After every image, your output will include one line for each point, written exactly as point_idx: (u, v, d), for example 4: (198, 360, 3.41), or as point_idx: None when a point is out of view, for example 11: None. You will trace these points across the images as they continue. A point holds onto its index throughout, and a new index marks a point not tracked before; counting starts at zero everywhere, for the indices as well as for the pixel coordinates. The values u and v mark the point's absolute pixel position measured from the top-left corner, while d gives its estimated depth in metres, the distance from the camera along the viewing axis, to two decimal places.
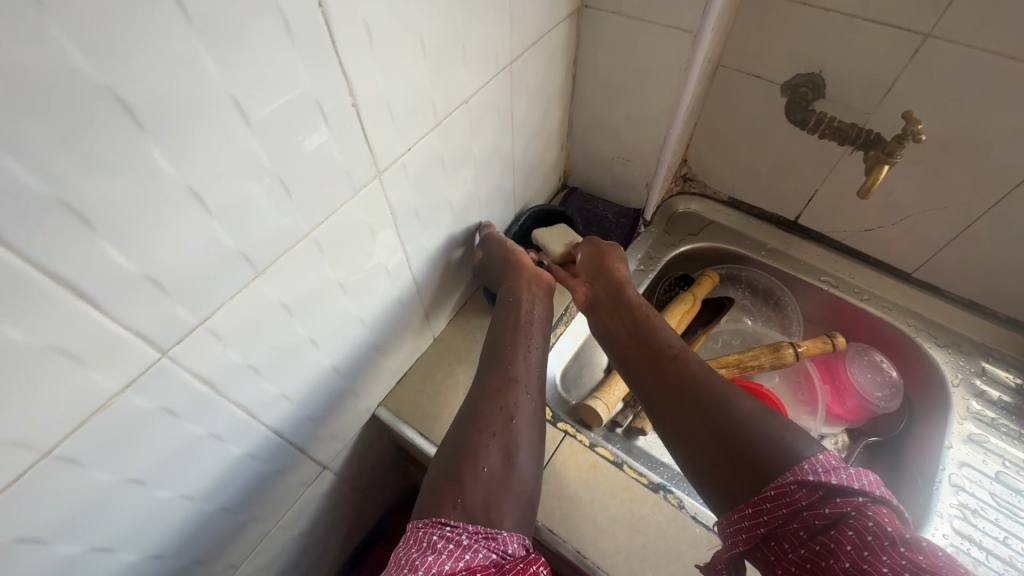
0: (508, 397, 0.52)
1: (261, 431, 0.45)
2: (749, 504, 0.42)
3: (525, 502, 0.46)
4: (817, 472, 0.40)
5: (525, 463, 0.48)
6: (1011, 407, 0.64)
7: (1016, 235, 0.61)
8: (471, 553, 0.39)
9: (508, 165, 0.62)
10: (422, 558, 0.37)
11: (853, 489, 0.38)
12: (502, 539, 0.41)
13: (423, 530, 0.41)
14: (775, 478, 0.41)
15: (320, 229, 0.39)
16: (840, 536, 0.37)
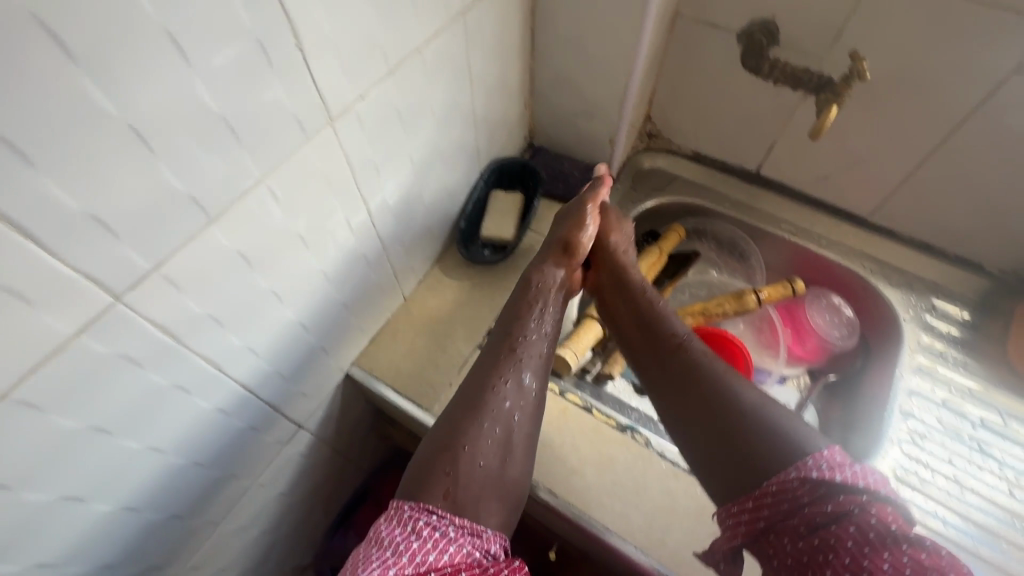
0: (516, 384, 0.53)
1: (230, 385, 0.46)
2: (751, 497, 0.44)
3: (516, 496, 0.50)
4: (822, 472, 0.42)
5: (518, 455, 0.51)
6: (958, 339, 0.68)
7: (961, 173, 0.63)
8: (455, 547, 0.42)
9: (470, 121, 0.62)
10: (408, 545, 0.41)
11: (858, 489, 0.41)
12: (486, 537, 0.45)
13: (410, 513, 0.43)
14: (778, 474, 0.43)
15: (275, 176, 0.39)
16: (841, 531, 0.40)
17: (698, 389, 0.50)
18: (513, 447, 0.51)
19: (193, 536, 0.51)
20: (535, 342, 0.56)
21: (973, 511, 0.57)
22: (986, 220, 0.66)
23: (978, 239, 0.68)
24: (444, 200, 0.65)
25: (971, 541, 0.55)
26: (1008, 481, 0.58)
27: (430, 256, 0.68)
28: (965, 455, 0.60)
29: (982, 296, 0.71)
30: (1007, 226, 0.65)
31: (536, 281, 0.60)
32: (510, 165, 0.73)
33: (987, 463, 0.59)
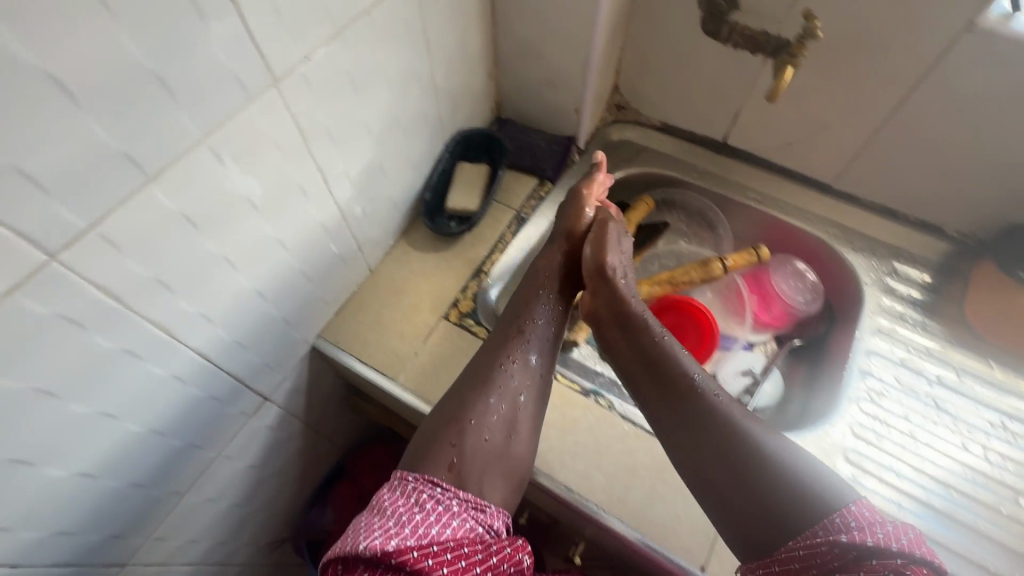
0: (521, 364, 0.55)
1: (186, 353, 0.45)
2: (776, 556, 0.43)
3: (520, 477, 0.52)
4: (851, 533, 0.40)
5: (522, 432, 0.53)
6: (918, 301, 0.70)
7: (919, 136, 0.64)
8: (458, 521, 0.45)
9: (430, 90, 0.62)
10: (412, 515, 0.44)
11: (892, 550, 0.39)
12: (490, 513, 0.48)
13: (414, 487, 0.46)
14: (806, 535, 0.42)
15: (216, 137, 0.38)
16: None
17: (699, 421, 0.49)
18: (519, 424, 0.53)
19: (157, 507, 0.51)
20: (540, 330, 0.58)
21: (927, 464, 0.58)
22: (945, 183, 0.67)
23: (938, 202, 0.69)
24: (407, 171, 0.65)
25: (925, 492, 0.56)
26: (963, 435, 0.60)
27: (395, 229, 0.68)
28: (920, 411, 0.61)
29: (942, 260, 0.72)
30: (965, 188, 0.66)
31: (543, 269, 0.63)
32: (476, 137, 0.73)
33: (942, 418, 0.61)
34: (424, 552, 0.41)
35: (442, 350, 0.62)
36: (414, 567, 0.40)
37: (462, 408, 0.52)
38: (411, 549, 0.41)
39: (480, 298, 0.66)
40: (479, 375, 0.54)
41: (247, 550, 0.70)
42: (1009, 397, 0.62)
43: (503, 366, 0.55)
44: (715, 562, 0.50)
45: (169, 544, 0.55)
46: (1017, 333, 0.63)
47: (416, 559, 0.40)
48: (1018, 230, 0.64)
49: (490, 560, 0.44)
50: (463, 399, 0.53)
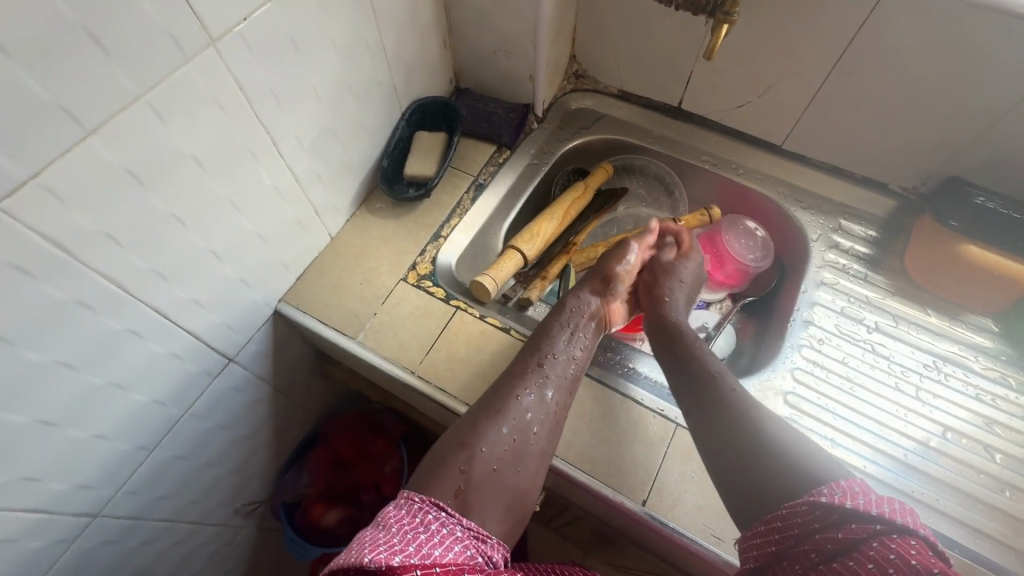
0: (537, 396, 0.54)
1: (143, 309, 0.47)
2: (764, 524, 0.44)
3: (519, 512, 0.50)
4: (832, 496, 0.40)
5: (526, 464, 0.50)
6: (863, 256, 0.72)
7: (858, 91, 0.66)
8: (460, 546, 0.40)
9: (380, 57, 0.63)
10: (415, 534, 0.39)
11: (871, 516, 0.38)
12: (490, 544, 0.43)
13: (419, 507, 0.42)
14: (791, 501, 0.43)
15: (154, 93, 0.40)
16: (856, 565, 0.36)
17: (739, 433, 0.49)
18: (528, 456, 0.51)
19: (125, 460, 0.53)
20: (557, 365, 0.56)
21: (863, 405, 0.61)
22: (887, 137, 0.69)
23: (881, 158, 0.72)
24: (363, 138, 0.66)
25: (862, 431, 0.59)
26: (897, 377, 0.63)
27: (354, 196, 0.70)
28: (858, 355, 0.64)
29: (890, 216, 0.74)
30: (904, 141, 0.68)
31: (572, 304, 0.62)
32: (433, 105, 0.75)
33: (878, 362, 0.64)
34: (428, 570, 0.35)
35: (401, 310, 0.64)
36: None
37: (474, 433, 0.50)
38: (414, 566, 0.35)
39: (438, 262, 0.68)
40: (495, 402, 0.52)
41: (223, 511, 0.73)
42: (942, 341, 0.66)
43: (521, 396, 0.53)
44: (656, 496, 0.54)
45: (140, 499, 0.57)
46: (952, 280, 0.66)
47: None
48: (956, 180, 0.67)
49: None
50: (475, 425, 0.51)
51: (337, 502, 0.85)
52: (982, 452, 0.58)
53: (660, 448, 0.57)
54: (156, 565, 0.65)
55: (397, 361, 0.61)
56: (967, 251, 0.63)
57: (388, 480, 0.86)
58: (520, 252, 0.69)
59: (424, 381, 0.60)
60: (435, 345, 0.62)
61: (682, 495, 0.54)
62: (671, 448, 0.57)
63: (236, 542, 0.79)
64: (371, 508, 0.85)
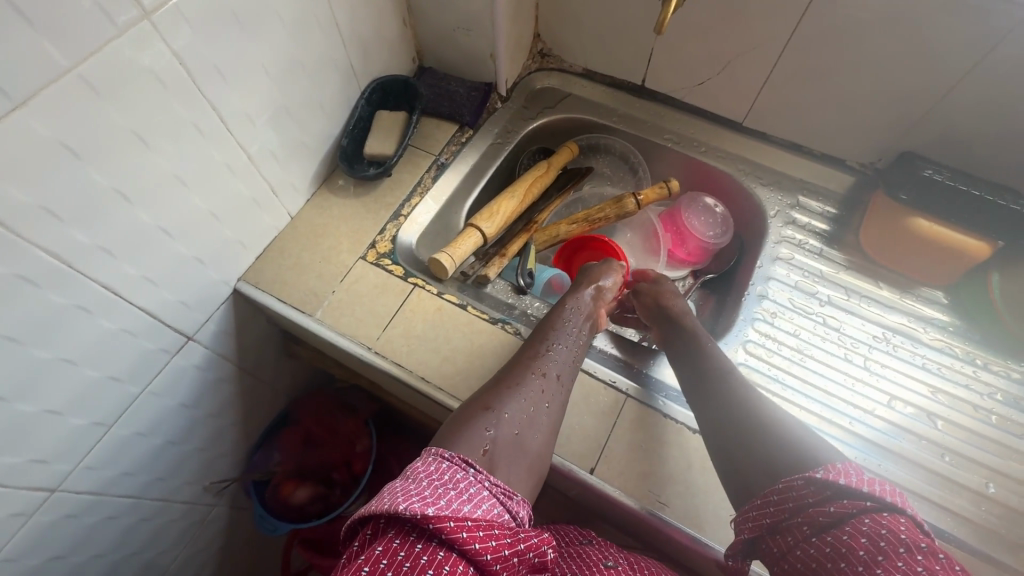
0: (549, 376, 0.55)
1: (89, 284, 0.48)
2: (760, 497, 0.45)
3: (538, 475, 0.50)
4: (826, 472, 0.41)
5: (542, 434, 0.52)
6: (820, 232, 0.73)
7: (812, 67, 0.67)
8: (488, 504, 0.41)
9: (333, 34, 0.63)
10: (446, 490, 0.40)
11: (862, 493, 0.39)
12: (517, 501, 0.44)
13: (449, 467, 0.43)
14: (786, 477, 0.44)
15: (85, 66, 0.40)
16: (850, 538, 0.38)
17: (742, 410, 0.51)
18: (542, 420, 0.52)
19: (81, 436, 0.54)
20: (564, 348, 0.58)
21: (813, 375, 0.62)
22: (842, 112, 0.70)
23: (839, 133, 0.72)
24: (319, 116, 0.66)
25: (809, 400, 0.60)
26: (847, 348, 0.64)
27: (314, 175, 0.70)
28: (810, 328, 0.66)
29: (848, 192, 0.75)
30: (860, 116, 0.69)
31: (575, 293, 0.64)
32: (394, 84, 0.75)
33: (829, 334, 0.65)
34: (461, 524, 0.37)
35: (359, 287, 0.65)
36: (449, 537, 0.36)
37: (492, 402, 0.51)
38: (448, 519, 0.37)
39: (398, 241, 0.69)
40: (509, 378, 0.54)
41: (191, 488, 0.74)
42: (893, 313, 0.67)
43: (534, 373, 0.54)
44: (604, 465, 0.55)
45: (101, 474, 0.58)
46: (903, 253, 0.67)
47: (452, 529, 0.36)
48: (909, 155, 0.68)
49: (519, 547, 0.40)
50: (490, 400, 0.51)
51: (307, 479, 0.86)
52: (926, 420, 0.60)
53: (610, 419, 0.58)
54: (122, 541, 0.66)
55: (355, 337, 0.62)
56: (917, 224, 0.64)
57: (359, 460, 0.88)
58: (480, 231, 0.69)
59: (381, 357, 0.61)
60: (392, 321, 0.63)
61: (629, 463, 0.55)
62: (620, 419, 0.58)
63: (207, 520, 0.81)
64: (341, 487, 0.87)
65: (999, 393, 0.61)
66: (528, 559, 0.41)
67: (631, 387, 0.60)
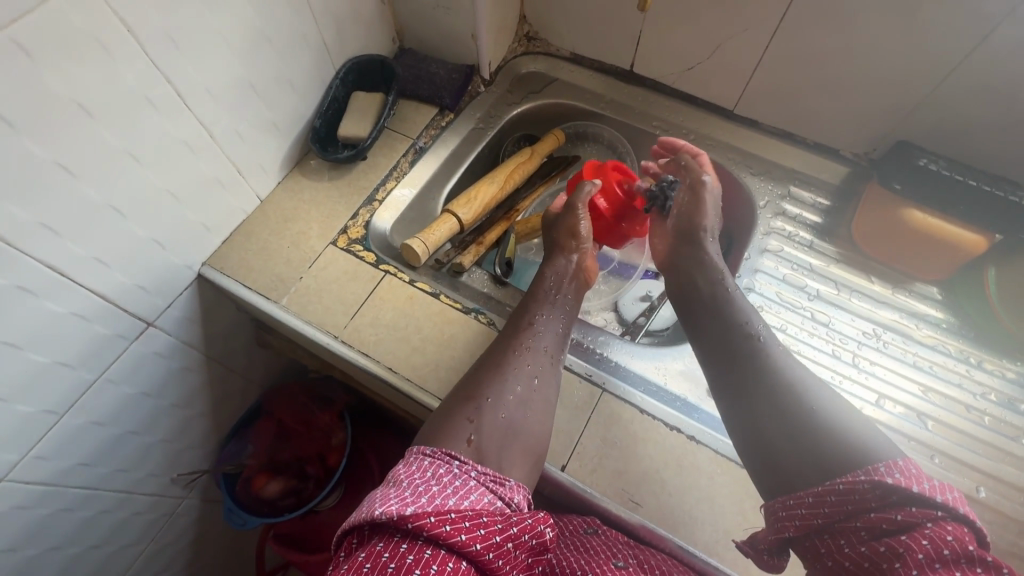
0: (532, 349, 0.53)
1: (32, 265, 0.45)
2: (812, 493, 0.41)
3: (537, 453, 0.48)
4: (896, 476, 0.37)
5: (535, 411, 0.49)
6: (812, 224, 0.70)
7: (806, 49, 0.64)
8: (476, 494, 0.38)
9: (304, 9, 0.60)
10: (427, 487, 0.37)
11: (933, 502, 0.35)
12: (510, 486, 0.41)
13: (429, 461, 0.40)
14: (848, 475, 0.40)
15: (17, 29, 0.38)
16: (910, 541, 0.35)
17: (776, 388, 0.47)
18: (533, 402, 0.50)
19: (29, 424, 0.52)
20: (553, 318, 0.56)
21: None
22: (838, 99, 0.67)
23: (832, 122, 0.69)
24: (289, 96, 0.64)
25: None
26: (835, 343, 0.62)
27: (284, 157, 0.67)
28: (797, 323, 0.63)
29: (841, 182, 0.72)
30: (854, 105, 0.66)
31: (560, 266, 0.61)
32: (371, 64, 0.72)
33: (817, 329, 0.63)
34: (442, 518, 0.34)
35: (328, 274, 0.62)
36: (432, 534, 0.34)
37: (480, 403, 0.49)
38: (428, 514, 0.34)
39: (371, 226, 0.66)
40: (492, 363, 0.51)
41: (156, 480, 0.71)
42: (883, 309, 0.64)
43: (517, 352, 0.52)
44: (576, 461, 0.53)
45: (53, 464, 0.56)
46: (895, 245, 0.64)
47: (433, 525, 0.34)
48: (903, 145, 0.65)
49: (512, 530, 0.38)
50: (472, 391, 0.49)
51: (279, 473, 0.83)
52: (916, 420, 0.57)
53: (584, 414, 0.55)
54: (81, 533, 0.64)
55: (321, 326, 0.59)
56: (910, 216, 0.61)
57: (334, 452, 0.86)
58: (457, 217, 0.67)
59: (347, 346, 0.58)
60: (360, 308, 0.60)
61: (602, 460, 0.53)
62: (595, 414, 0.55)
63: (176, 513, 0.78)
64: (316, 480, 0.85)
65: (993, 393, 0.59)
66: (524, 542, 0.38)
67: (609, 381, 0.57)
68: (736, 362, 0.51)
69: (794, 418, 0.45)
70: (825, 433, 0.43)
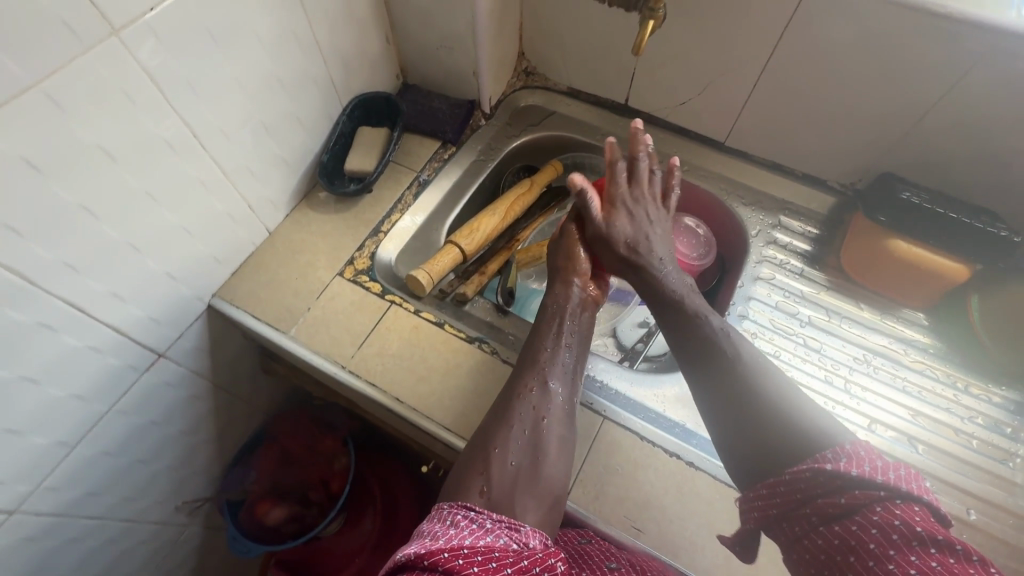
0: (542, 390, 0.53)
1: (54, 302, 0.47)
2: (767, 485, 0.45)
3: (553, 495, 0.49)
4: (836, 463, 0.41)
5: (551, 455, 0.50)
6: (802, 252, 0.73)
7: (791, 88, 0.67)
8: (491, 535, 0.41)
9: (313, 51, 0.63)
10: (445, 531, 0.40)
11: (875, 483, 0.39)
12: (525, 531, 0.43)
13: (448, 510, 0.43)
14: (794, 466, 0.43)
15: (50, 83, 0.40)
16: (860, 529, 0.39)
17: (756, 402, 0.48)
18: (545, 446, 0.50)
19: (42, 456, 0.52)
20: (562, 349, 0.57)
21: None
22: (824, 134, 0.70)
23: (818, 155, 0.73)
24: (299, 133, 0.66)
25: None
26: (827, 369, 0.64)
27: (293, 191, 0.69)
28: (790, 349, 0.65)
29: (829, 212, 0.75)
30: (838, 139, 0.70)
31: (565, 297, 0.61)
32: (376, 101, 0.75)
33: (810, 355, 0.65)
34: (455, 552, 0.37)
35: (335, 304, 0.64)
36: (446, 567, 0.36)
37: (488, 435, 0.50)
38: (442, 550, 0.37)
39: (377, 257, 0.68)
40: (500, 407, 0.52)
41: (161, 508, 0.72)
42: (873, 335, 0.67)
43: (522, 395, 0.53)
44: (579, 488, 0.54)
45: (64, 494, 0.57)
46: (882, 274, 0.67)
47: (447, 560, 0.36)
48: (886, 176, 0.68)
49: (523, 563, 0.39)
50: (485, 439, 0.50)
51: (283, 499, 0.84)
52: (908, 444, 0.59)
53: (586, 441, 0.57)
54: (87, 563, 0.64)
55: (329, 356, 0.61)
56: (896, 247, 0.64)
57: (337, 478, 0.87)
58: (459, 247, 0.69)
59: (355, 376, 0.60)
60: (367, 339, 0.62)
61: (605, 487, 0.54)
62: (597, 442, 0.56)
63: (179, 541, 0.79)
64: (319, 507, 0.86)
65: (980, 417, 0.61)
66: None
67: (610, 409, 0.58)
68: (720, 377, 0.51)
69: (775, 431, 0.46)
70: (802, 446, 0.44)
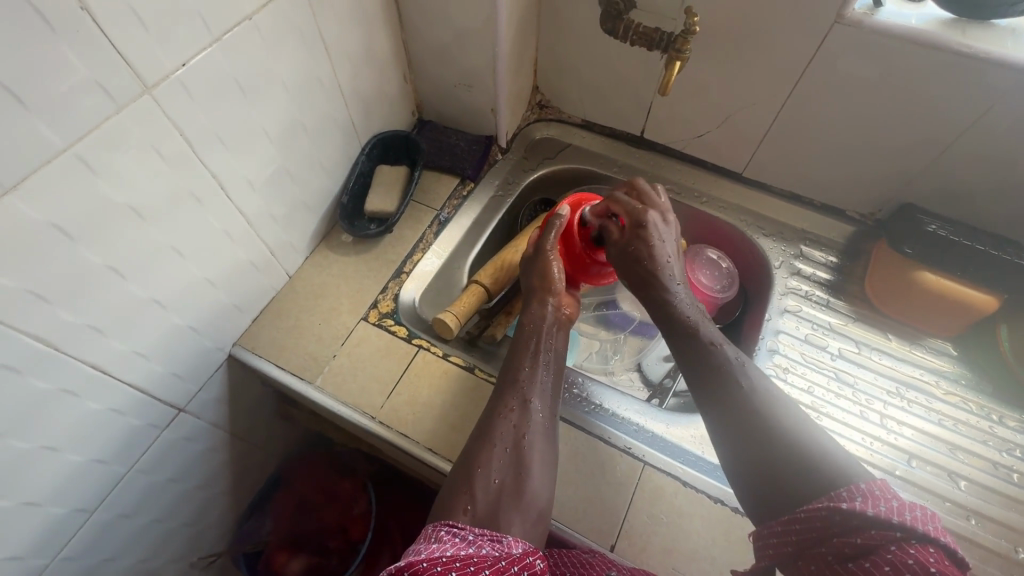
0: (522, 409, 0.52)
1: (78, 365, 0.45)
2: (781, 522, 0.42)
3: (538, 510, 0.47)
4: (853, 501, 0.38)
5: (535, 473, 0.49)
6: (825, 282, 0.73)
7: (811, 122, 0.68)
8: (471, 544, 0.40)
9: (336, 94, 0.62)
10: (427, 546, 0.40)
11: (892, 524, 0.36)
12: (507, 541, 0.41)
13: (433, 526, 0.42)
14: (810, 502, 0.41)
15: (82, 145, 0.38)
16: (875, 569, 0.35)
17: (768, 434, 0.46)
18: (527, 460, 0.49)
19: (59, 525, 0.50)
20: (543, 368, 0.56)
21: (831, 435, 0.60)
22: (843, 166, 0.71)
23: (836, 187, 0.73)
24: (320, 175, 0.65)
25: None
26: (861, 405, 0.63)
27: (313, 233, 0.68)
28: (823, 384, 0.65)
29: (848, 241, 0.75)
30: (857, 172, 0.70)
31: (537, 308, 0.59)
32: (393, 138, 0.74)
33: (844, 390, 0.64)
34: (433, 561, 0.37)
35: (361, 350, 0.63)
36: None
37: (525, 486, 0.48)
38: (421, 561, 0.37)
39: (400, 299, 0.67)
40: (481, 427, 0.51)
41: (176, 565, 0.69)
42: (904, 366, 0.66)
43: (501, 416, 0.51)
44: (625, 540, 0.52)
45: (79, 563, 0.54)
46: (909, 306, 0.67)
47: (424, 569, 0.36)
48: (906, 207, 0.69)
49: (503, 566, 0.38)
50: (471, 458, 0.49)
51: (301, 549, 0.82)
52: (947, 479, 0.58)
53: (628, 488, 0.55)
54: None
55: (357, 406, 0.59)
56: (924, 277, 0.64)
57: (356, 523, 0.84)
58: (482, 286, 0.67)
59: (385, 426, 0.58)
60: (396, 388, 0.60)
61: (651, 536, 0.53)
62: (639, 488, 0.55)
63: None
64: (338, 555, 0.82)
65: (1018, 449, 0.60)
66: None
67: (650, 453, 0.57)
68: (732, 416, 0.48)
69: (797, 465, 0.43)
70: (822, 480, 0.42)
